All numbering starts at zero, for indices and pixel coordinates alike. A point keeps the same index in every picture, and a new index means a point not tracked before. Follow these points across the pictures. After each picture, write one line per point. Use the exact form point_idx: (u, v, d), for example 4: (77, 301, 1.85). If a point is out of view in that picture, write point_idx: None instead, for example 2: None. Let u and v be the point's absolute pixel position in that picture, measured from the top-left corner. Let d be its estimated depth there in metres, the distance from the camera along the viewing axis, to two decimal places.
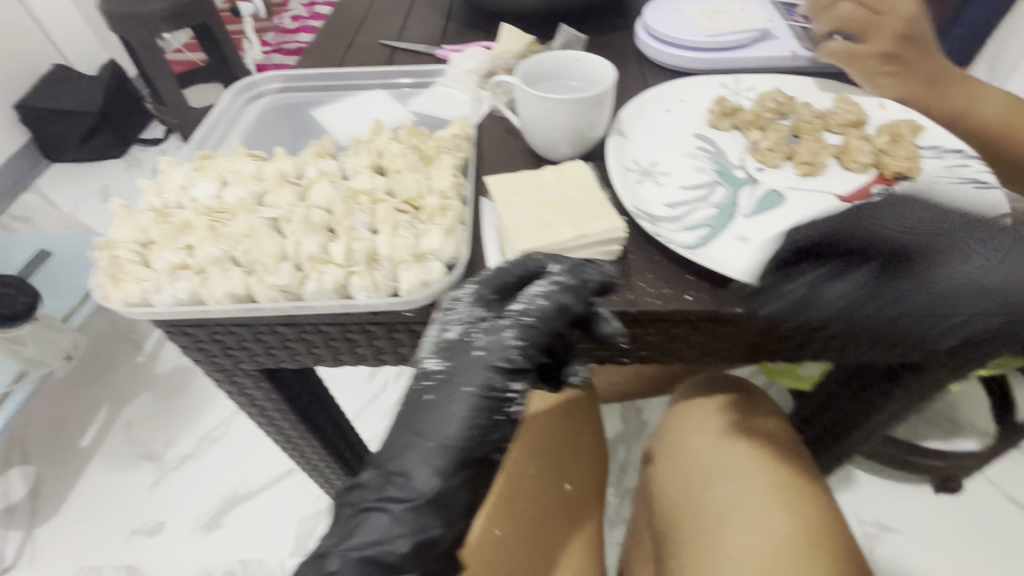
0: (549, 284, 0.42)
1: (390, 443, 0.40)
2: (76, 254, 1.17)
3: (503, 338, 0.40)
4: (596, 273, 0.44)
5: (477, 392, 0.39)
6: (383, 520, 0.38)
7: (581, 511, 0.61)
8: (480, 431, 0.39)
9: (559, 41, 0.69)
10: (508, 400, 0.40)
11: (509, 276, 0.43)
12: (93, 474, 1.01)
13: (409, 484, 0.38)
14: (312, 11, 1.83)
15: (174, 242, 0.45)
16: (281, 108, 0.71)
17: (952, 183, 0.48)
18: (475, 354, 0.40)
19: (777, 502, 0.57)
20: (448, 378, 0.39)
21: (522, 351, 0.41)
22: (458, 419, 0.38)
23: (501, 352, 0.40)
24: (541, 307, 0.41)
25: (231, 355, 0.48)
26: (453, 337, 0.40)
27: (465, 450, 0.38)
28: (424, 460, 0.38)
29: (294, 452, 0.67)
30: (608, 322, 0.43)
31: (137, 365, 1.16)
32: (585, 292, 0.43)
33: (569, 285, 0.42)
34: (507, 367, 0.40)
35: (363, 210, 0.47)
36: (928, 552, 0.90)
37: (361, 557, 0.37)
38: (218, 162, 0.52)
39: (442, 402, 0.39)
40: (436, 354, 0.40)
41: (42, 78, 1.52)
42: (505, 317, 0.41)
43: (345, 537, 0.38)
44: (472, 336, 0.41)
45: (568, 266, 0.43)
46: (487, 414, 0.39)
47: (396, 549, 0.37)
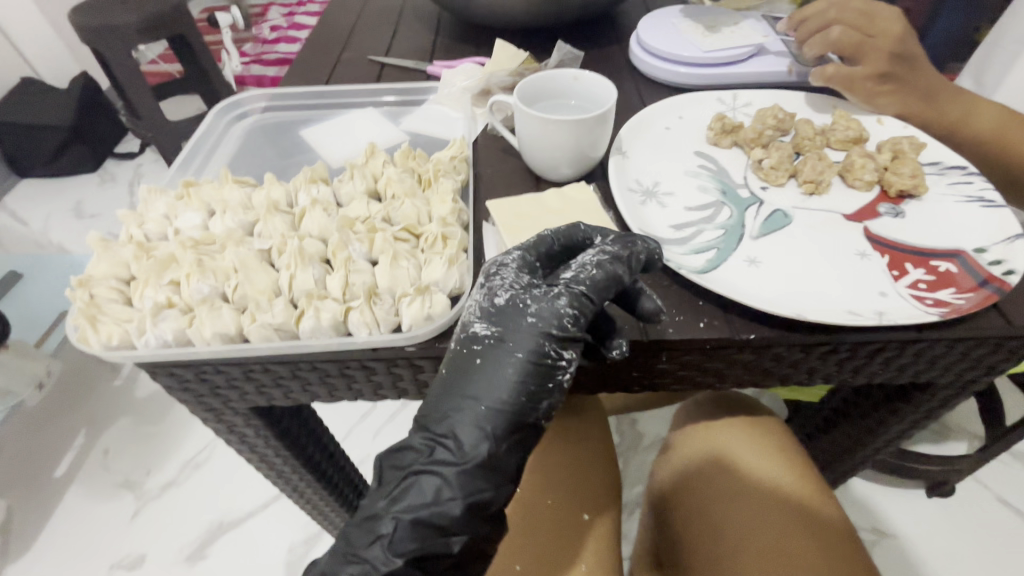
0: (598, 253, 0.41)
1: (436, 408, 0.39)
2: (48, 275, 1.11)
3: (556, 305, 0.39)
4: (640, 251, 0.42)
5: (528, 357, 0.38)
6: (435, 483, 0.38)
7: (602, 542, 0.57)
8: (531, 398, 0.38)
9: (554, 57, 0.68)
10: (559, 367, 0.39)
11: (555, 245, 0.43)
12: (67, 507, 0.96)
13: (458, 445, 0.38)
14: (292, 21, 1.80)
15: (158, 278, 0.43)
16: (267, 127, 0.69)
17: (958, 202, 0.49)
18: (526, 322, 0.39)
19: (798, 527, 0.56)
20: (498, 342, 0.39)
21: (575, 321, 0.39)
22: (509, 382, 0.38)
23: (554, 321, 0.39)
24: (592, 276, 0.39)
25: (220, 394, 0.45)
26: (502, 303, 0.40)
27: (515, 414, 0.38)
28: (475, 422, 0.38)
29: (286, 486, 0.64)
30: (648, 298, 0.42)
31: (115, 389, 1.11)
32: (634, 266, 0.41)
33: (618, 256, 0.41)
34: (558, 336, 0.39)
35: (360, 238, 0.45)
36: (928, 557, 0.87)
37: (414, 519, 0.37)
38: (203, 189, 0.50)
39: (493, 366, 0.39)
40: (486, 319, 0.40)
41: (10, 91, 1.46)
42: (555, 285, 0.40)
43: (395, 500, 0.38)
44: (522, 303, 0.39)
45: (617, 237, 0.42)
46: (538, 381, 0.39)
47: (448, 512, 0.37)
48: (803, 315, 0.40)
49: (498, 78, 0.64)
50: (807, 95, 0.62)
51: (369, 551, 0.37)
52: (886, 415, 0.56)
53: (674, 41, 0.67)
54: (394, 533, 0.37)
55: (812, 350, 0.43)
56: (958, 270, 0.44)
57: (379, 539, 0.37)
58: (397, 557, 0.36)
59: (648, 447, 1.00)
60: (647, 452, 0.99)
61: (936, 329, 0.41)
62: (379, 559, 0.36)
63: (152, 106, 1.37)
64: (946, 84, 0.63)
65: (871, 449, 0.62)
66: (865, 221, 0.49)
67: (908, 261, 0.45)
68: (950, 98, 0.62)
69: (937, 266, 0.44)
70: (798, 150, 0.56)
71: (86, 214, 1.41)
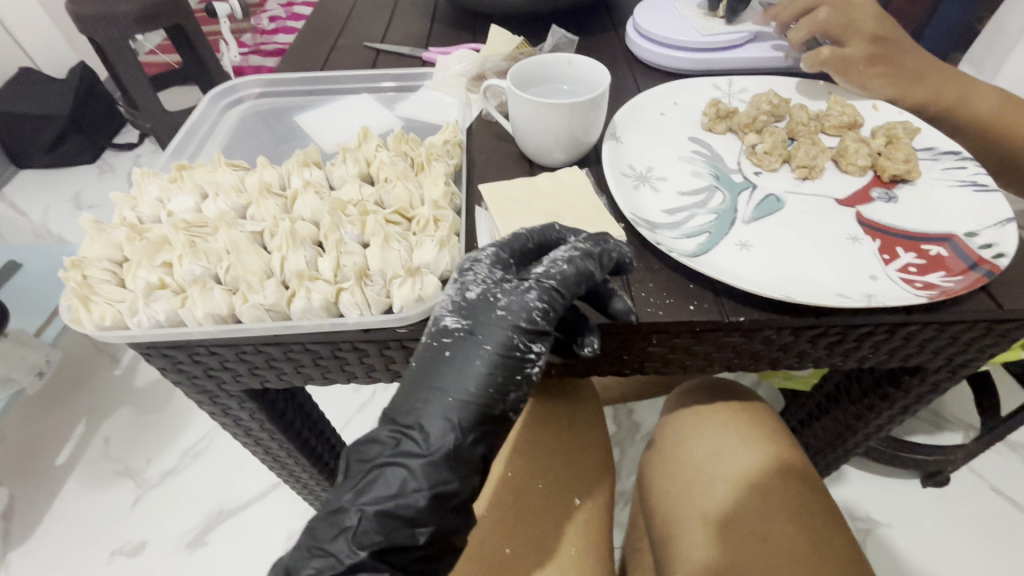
0: (570, 250, 0.42)
1: (406, 399, 0.40)
2: (48, 264, 1.12)
3: (526, 299, 0.40)
4: (612, 252, 0.42)
5: (497, 350, 0.39)
6: (400, 475, 0.38)
7: (592, 525, 0.58)
8: (499, 388, 0.39)
9: (549, 42, 0.68)
10: (527, 361, 0.40)
11: (528, 243, 0.43)
12: (68, 494, 0.97)
13: (424, 437, 0.38)
14: (291, 12, 1.79)
15: (150, 258, 0.43)
16: (262, 114, 0.69)
17: (951, 187, 0.49)
18: (497, 315, 0.40)
19: (776, 508, 0.57)
20: (469, 335, 0.39)
21: (545, 314, 0.40)
22: (477, 374, 0.39)
23: (524, 313, 0.40)
24: (562, 271, 0.40)
25: (213, 376, 0.45)
26: (473, 297, 0.40)
27: (482, 405, 0.39)
28: (442, 413, 0.38)
29: (282, 471, 0.65)
30: (620, 299, 0.42)
31: (115, 377, 1.12)
32: (606, 263, 0.42)
33: (590, 253, 0.41)
34: (528, 329, 0.40)
35: (352, 221, 0.45)
36: (919, 546, 0.87)
37: (379, 511, 0.37)
38: (196, 173, 0.50)
39: (462, 358, 0.39)
40: (456, 313, 0.40)
41: (8, 80, 1.46)
42: (526, 280, 0.41)
43: (361, 491, 0.38)
44: (493, 296, 0.40)
45: (589, 237, 0.43)
46: (506, 374, 0.39)
47: (413, 503, 0.38)
48: (791, 298, 0.41)
49: (492, 63, 0.64)
50: (797, 81, 0.62)
51: (333, 544, 0.37)
52: (876, 401, 0.56)
53: (671, 27, 0.67)
54: (358, 525, 0.37)
55: (801, 334, 0.43)
56: (949, 253, 0.44)
57: (344, 532, 0.37)
58: (361, 550, 0.37)
59: (643, 438, 1.00)
60: (640, 443, 0.99)
61: (925, 312, 0.41)
62: (344, 551, 0.37)
63: (149, 96, 1.36)
64: (942, 68, 0.62)
65: (861, 436, 0.63)
66: (857, 205, 0.49)
67: (900, 245, 0.45)
68: (949, 81, 0.61)
69: (928, 250, 0.44)
70: (792, 136, 0.56)
71: (85, 204, 1.41)
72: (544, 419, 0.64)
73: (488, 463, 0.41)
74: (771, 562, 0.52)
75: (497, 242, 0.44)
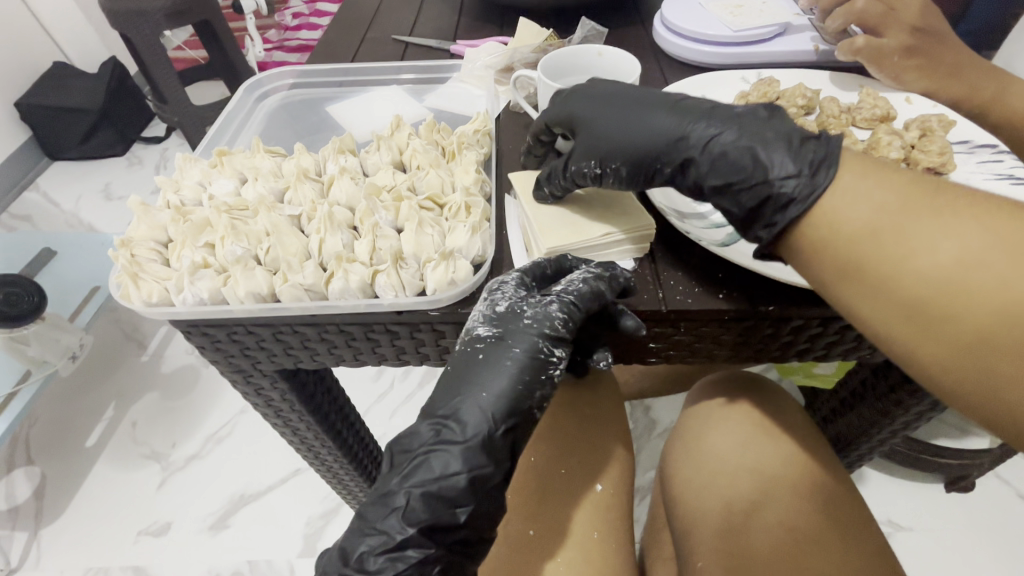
0: (584, 271, 0.43)
1: (443, 393, 0.42)
2: (80, 252, 1.15)
3: (550, 310, 0.41)
4: (621, 277, 0.43)
5: (525, 354, 0.41)
6: (443, 459, 0.40)
7: (614, 510, 0.58)
8: (526, 388, 0.41)
9: (577, 34, 0.68)
10: (551, 363, 0.42)
11: (548, 269, 0.45)
12: (98, 475, 1.00)
13: (461, 427, 0.40)
14: (314, 8, 1.81)
15: (194, 240, 0.45)
16: (293, 105, 0.70)
17: (987, 180, 0.49)
18: (524, 323, 0.41)
19: (807, 500, 0.57)
20: (499, 341, 0.41)
21: (565, 324, 0.42)
22: (507, 376, 0.40)
23: (547, 323, 0.41)
24: (579, 289, 0.41)
25: (249, 356, 0.47)
26: (503, 310, 0.41)
27: (514, 402, 0.40)
28: (478, 406, 0.40)
29: (308, 453, 0.66)
30: (630, 316, 0.42)
31: (142, 364, 1.15)
32: (615, 287, 0.43)
33: (602, 275, 0.43)
34: (552, 336, 0.41)
35: (387, 207, 0.46)
36: (943, 551, 0.86)
37: (425, 492, 0.39)
38: (235, 159, 0.52)
39: (494, 361, 0.41)
40: (487, 321, 0.42)
41: (44, 76, 1.51)
42: (549, 294, 0.42)
43: (407, 476, 0.40)
44: (520, 308, 0.42)
45: (601, 263, 0.44)
46: (533, 374, 0.41)
47: (454, 484, 0.39)
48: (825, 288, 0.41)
49: (521, 55, 0.65)
50: (831, 73, 0.62)
51: (385, 522, 0.39)
52: (904, 397, 0.55)
53: (700, 20, 0.67)
54: (407, 505, 0.39)
55: (831, 325, 0.43)
56: None
57: (394, 511, 0.39)
58: (410, 526, 0.39)
59: (661, 434, 1.00)
60: (658, 439, 0.99)
61: None
62: (395, 527, 0.39)
63: (178, 90, 1.39)
64: (980, 62, 0.61)
65: (886, 432, 0.63)
66: None
67: None
68: (987, 74, 0.60)
69: None
70: (822, 128, 0.56)
71: (115, 196, 1.45)
72: (568, 406, 0.66)
73: (518, 449, 0.42)
74: (799, 551, 0.53)
75: (519, 267, 0.45)
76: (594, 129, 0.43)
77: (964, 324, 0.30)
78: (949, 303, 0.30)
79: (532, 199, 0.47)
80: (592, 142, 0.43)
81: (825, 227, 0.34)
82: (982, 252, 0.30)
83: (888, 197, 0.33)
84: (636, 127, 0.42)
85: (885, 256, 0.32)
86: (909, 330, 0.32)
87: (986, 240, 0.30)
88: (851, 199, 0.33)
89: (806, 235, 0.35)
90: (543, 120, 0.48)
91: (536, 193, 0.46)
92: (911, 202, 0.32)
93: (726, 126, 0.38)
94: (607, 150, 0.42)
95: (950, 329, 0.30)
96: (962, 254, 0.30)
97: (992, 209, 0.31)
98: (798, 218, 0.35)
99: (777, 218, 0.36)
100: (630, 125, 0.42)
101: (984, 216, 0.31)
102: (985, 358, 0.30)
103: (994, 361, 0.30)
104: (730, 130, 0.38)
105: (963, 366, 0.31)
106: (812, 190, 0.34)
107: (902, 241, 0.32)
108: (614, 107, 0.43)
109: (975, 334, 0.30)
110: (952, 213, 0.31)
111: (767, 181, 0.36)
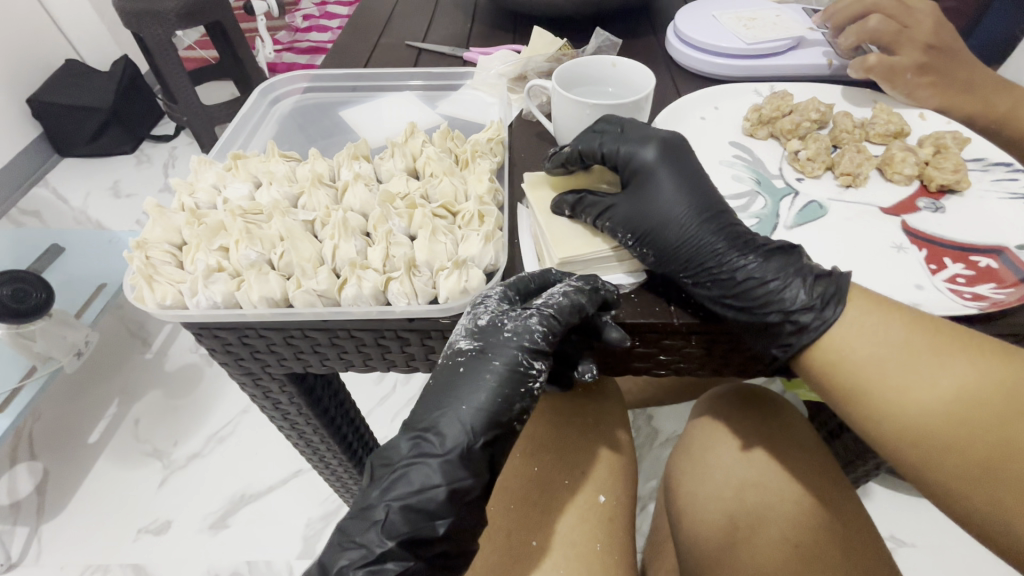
0: (565, 285, 0.43)
1: (429, 403, 0.42)
2: (89, 248, 1.16)
3: (529, 323, 0.41)
4: (600, 290, 0.43)
5: (505, 368, 0.41)
6: (423, 472, 0.40)
7: (614, 521, 0.58)
8: (506, 400, 0.41)
9: (591, 45, 0.69)
10: (531, 376, 0.42)
11: (532, 283, 0.44)
12: (98, 472, 1.00)
13: (440, 439, 0.41)
14: (324, 10, 1.82)
15: (208, 243, 0.45)
16: (307, 109, 0.71)
17: (1001, 199, 0.49)
18: (504, 336, 0.41)
19: (811, 516, 0.56)
20: (480, 355, 0.41)
21: (545, 337, 0.41)
22: (487, 389, 0.41)
23: (526, 336, 0.41)
24: (558, 303, 0.41)
25: (258, 359, 0.47)
26: (484, 324, 0.41)
27: (493, 413, 0.41)
28: (458, 418, 0.40)
29: (312, 456, 0.66)
30: (614, 328, 0.42)
31: (146, 362, 1.15)
32: (596, 299, 0.42)
33: (583, 287, 0.42)
34: (531, 349, 0.41)
35: (400, 214, 0.47)
36: (946, 570, 0.85)
37: (403, 505, 0.39)
38: (250, 162, 0.52)
39: (474, 375, 0.41)
40: (469, 335, 0.42)
41: (56, 73, 1.52)
42: (529, 307, 0.42)
43: (388, 489, 0.40)
44: (500, 322, 0.41)
45: (582, 276, 0.44)
46: (512, 387, 0.41)
47: (434, 498, 0.39)
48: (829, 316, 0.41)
49: (535, 64, 0.65)
50: (843, 88, 0.62)
51: (365, 535, 0.39)
52: None
53: (714, 32, 0.67)
54: (387, 518, 0.39)
55: None
56: (999, 266, 0.43)
57: (374, 524, 0.39)
58: (390, 539, 0.39)
59: (663, 444, 1.00)
60: (660, 448, 0.99)
61: (973, 324, 0.41)
62: (374, 541, 0.39)
63: (187, 90, 1.39)
64: (995, 79, 0.61)
65: None
66: (903, 214, 0.49)
67: (947, 256, 0.45)
68: (1000, 92, 0.60)
69: (977, 262, 0.44)
70: (835, 143, 0.56)
71: (123, 193, 1.46)
72: (570, 415, 0.66)
73: (499, 463, 0.43)
74: (798, 565, 0.52)
75: (504, 281, 0.45)
76: (651, 203, 0.43)
77: (969, 456, 0.35)
78: (954, 434, 0.35)
79: (548, 209, 0.46)
80: (640, 217, 0.42)
81: (834, 352, 0.39)
82: (979, 391, 0.35)
83: (894, 332, 0.37)
84: (687, 223, 0.42)
85: (892, 388, 0.37)
86: (919, 453, 0.37)
87: (982, 380, 0.35)
88: (860, 330, 0.38)
89: (818, 358, 0.39)
90: (603, 149, 0.45)
91: (558, 207, 0.45)
92: (914, 339, 0.37)
93: (757, 258, 0.42)
94: (650, 232, 0.42)
95: (956, 455, 0.35)
96: (963, 392, 0.35)
97: (984, 349, 0.36)
98: (806, 345, 0.40)
99: (793, 340, 0.40)
100: (680, 216, 0.43)
101: (976, 354, 0.36)
102: (988, 479, 0.35)
103: (997, 480, 0.35)
104: (769, 264, 0.42)
105: (971, 490, 0.36)
106: (823, 325, 0.39)
107: (908, 377, 0.36)
108: (676, 190, 0.44)
109: (980, 462, 0.35)
110: (949, 353, 0.36)
111: (784, 311, 0.40)
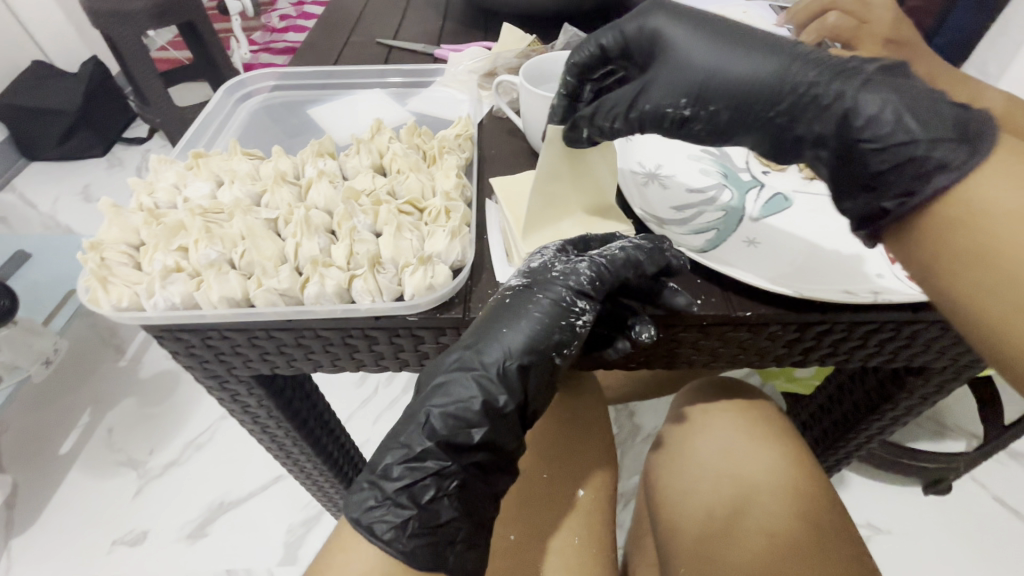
0: (625, 242, 0.44)
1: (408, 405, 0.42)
2: (58, 254, 1.13)
3: (579, 267, 0.42)
4: (665, 255, 0.43)
5: (550, 304, 0.41)
6: (461, 384, 0.40)
7: (592, 516, 0.58)
8: (546, 329, 0.41)
9: (561, 40, 0.69)
10: (575, 313, 0.42)
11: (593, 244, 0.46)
12: (70, 483, 0.97)
13: (480, 357, 0.40)
14: (301, 10, 1.80)
15: (167, 243, 0.44)
16: (274, 107, 0.69)
17: None
18: (552, 275, 0.42)
19: (787, 507, 0.57)
20: (527, 289, 0.42)
21: (592, 282, 0.42)
22: (532, 320, 0.41)
23: (573, 276, 0.42)
24: (614, 254, 0.42)
25: (223, 361, 0.46)
26: (536, 266, 0.43)
27: (534, 340, 0.41)
28: (502, 344, 0.40)
29: (287, 460, 0.65)
30: (681, 295, 0.42)
31: (119, 369, 1.12)
32: (657, 259, 0.43)
33: (646, 247, 0.43)
34: (579, 291, 0.42)
35: (365, 211, 0.46)
36: (920, 553, 0.87)
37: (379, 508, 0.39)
38: (212, 160, 0.52)
39: (519, 306, 0.41)
40: (520, 274, 0.43)
41: (21, 74, 1.47)
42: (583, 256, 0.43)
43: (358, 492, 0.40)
44: (551, 265, 0.43)
45: (646, 238, 0.45)
46: (553, 320, 0.41)
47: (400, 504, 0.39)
48: (800, 293, 0.40)
49: (504, 60, 0.65)
50: None
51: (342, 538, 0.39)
52: (879, 401, 0.56)
53: None
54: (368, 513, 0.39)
55: (808, 330, 0.43)
56: None
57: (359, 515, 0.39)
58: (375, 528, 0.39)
59: (644, 439, 1.00)
60: (643, 443, 1.00)
61: (930, 311, 0.40)
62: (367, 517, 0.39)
63: (161, 92, 1.36)
64: (952, 72, 0.63)
65: (864, 436, 0.63)
66: None
67: None
68: (957, 84, 0.62)
69: None
70: None
71: (94, 197, 1.42)
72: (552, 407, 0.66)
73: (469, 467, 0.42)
74: (777, 555, 0.53)
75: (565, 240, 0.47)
76: (680, 59, 0.39)
77: None
78: None
79: (561, 140, 0.44)
80: (678, 78, 0.39)
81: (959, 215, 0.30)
82: None
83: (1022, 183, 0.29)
84: (740, 64, 0.37)
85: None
86: None
87: None
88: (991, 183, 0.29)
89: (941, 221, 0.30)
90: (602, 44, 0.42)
91: (571, 133, 0.44)
92: None
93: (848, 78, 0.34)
94: (704, 87, 0.38)
95: None
96: None
97: None
98: (938, 194, 0.30)
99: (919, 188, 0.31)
100: (716, 59, 0.38)
101: None
102: None
103: None
104: (872, 82, 0.34)
105: None
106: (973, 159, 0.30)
107: None
108: (705, 34, 0.39)
109: None
110: None
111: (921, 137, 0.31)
